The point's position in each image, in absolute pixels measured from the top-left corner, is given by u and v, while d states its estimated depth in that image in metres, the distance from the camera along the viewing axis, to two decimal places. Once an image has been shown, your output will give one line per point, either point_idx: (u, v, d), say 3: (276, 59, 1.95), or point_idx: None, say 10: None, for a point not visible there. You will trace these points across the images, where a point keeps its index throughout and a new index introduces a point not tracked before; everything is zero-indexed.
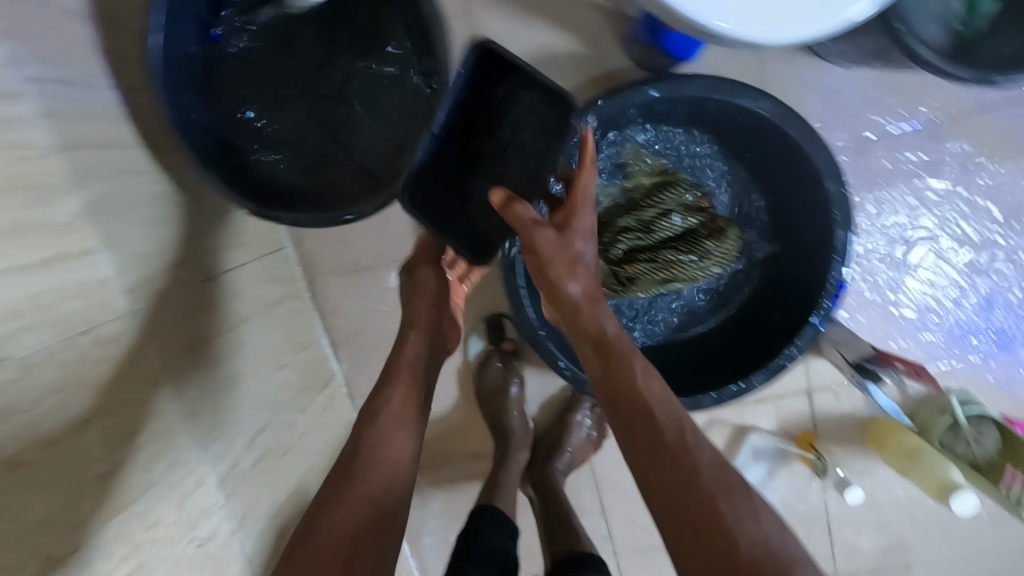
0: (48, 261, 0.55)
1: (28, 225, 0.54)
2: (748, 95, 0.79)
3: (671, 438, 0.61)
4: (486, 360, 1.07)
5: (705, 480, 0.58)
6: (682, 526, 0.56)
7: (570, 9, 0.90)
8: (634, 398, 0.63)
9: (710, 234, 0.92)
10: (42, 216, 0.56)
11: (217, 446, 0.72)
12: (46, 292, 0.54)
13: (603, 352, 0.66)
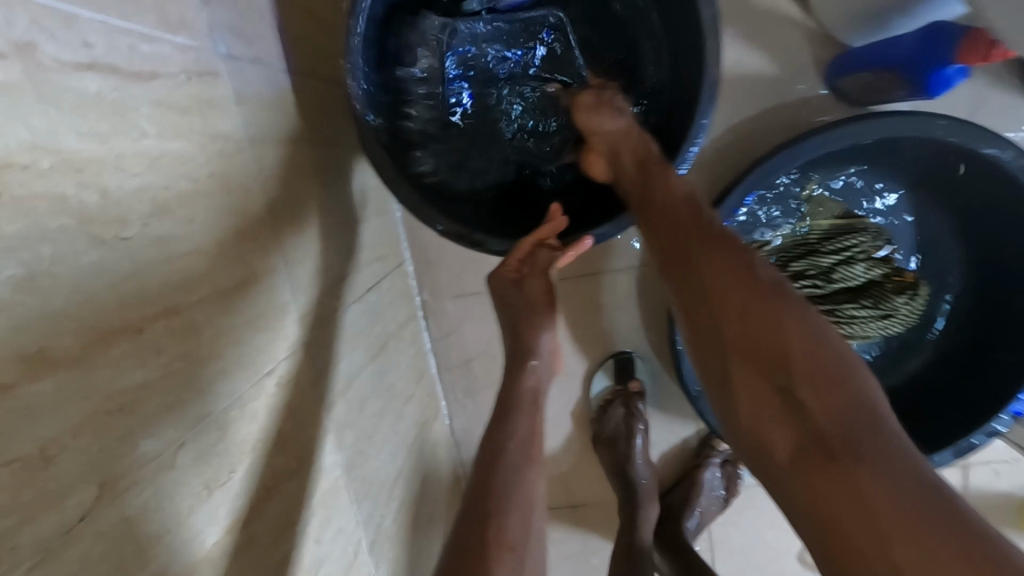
0: (240, 285, 0.45)
1: (224, 238, 0.44)
2: (992, 142, 0.69)
3: (837, 408, 0.41)
4: (609, 403, 0.95)
5: (895, 474, 0.38)
6: (827, 532, 0.38)
7: (771, 31, 0.81)
8: (798, 386, 0.43)
9: (896, 289, 0.82)
10: (234, 225, 0.45)
11: (366, 501, 0.61)
12: (237, 324, 0.44)
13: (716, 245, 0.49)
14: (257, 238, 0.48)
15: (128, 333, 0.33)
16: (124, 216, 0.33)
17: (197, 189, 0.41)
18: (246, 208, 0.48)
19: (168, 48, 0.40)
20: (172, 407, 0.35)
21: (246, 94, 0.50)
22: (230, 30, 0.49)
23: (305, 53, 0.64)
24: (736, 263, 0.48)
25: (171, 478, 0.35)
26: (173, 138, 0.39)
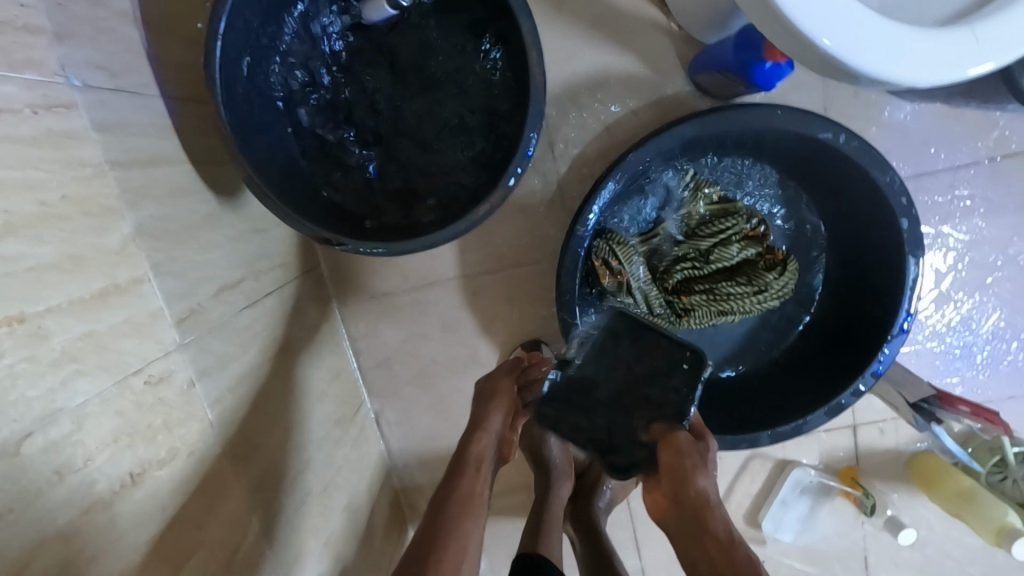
0: (103, 294, 0.50)
1: (83, 253, 0.48)
2: (826, 128, 0.76)
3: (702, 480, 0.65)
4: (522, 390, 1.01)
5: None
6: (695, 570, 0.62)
7: (638, 35, 0.87)
8: (724, 554, 0.60)
9: (768, 266, 0.90)
10: (95, 241, 0.50)
11: (262, 491, 0.66)
12: (98, 332, 0.48)
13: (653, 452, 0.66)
14: (124, 252, 0.53)
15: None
16: None
17: (51, 211, 0.46)
18: (111, 226, 0.52)
19: (15, 86, 0.44)
20: (19, 402, 0.40)
21: (108, 122, 0.54)
22: (88, 65, 0.53)
23: (181, 79, 0.68)
24: (713, 523, 0.63)
25: (15, 468, 0.39)
26: (20, 165, 0.44)
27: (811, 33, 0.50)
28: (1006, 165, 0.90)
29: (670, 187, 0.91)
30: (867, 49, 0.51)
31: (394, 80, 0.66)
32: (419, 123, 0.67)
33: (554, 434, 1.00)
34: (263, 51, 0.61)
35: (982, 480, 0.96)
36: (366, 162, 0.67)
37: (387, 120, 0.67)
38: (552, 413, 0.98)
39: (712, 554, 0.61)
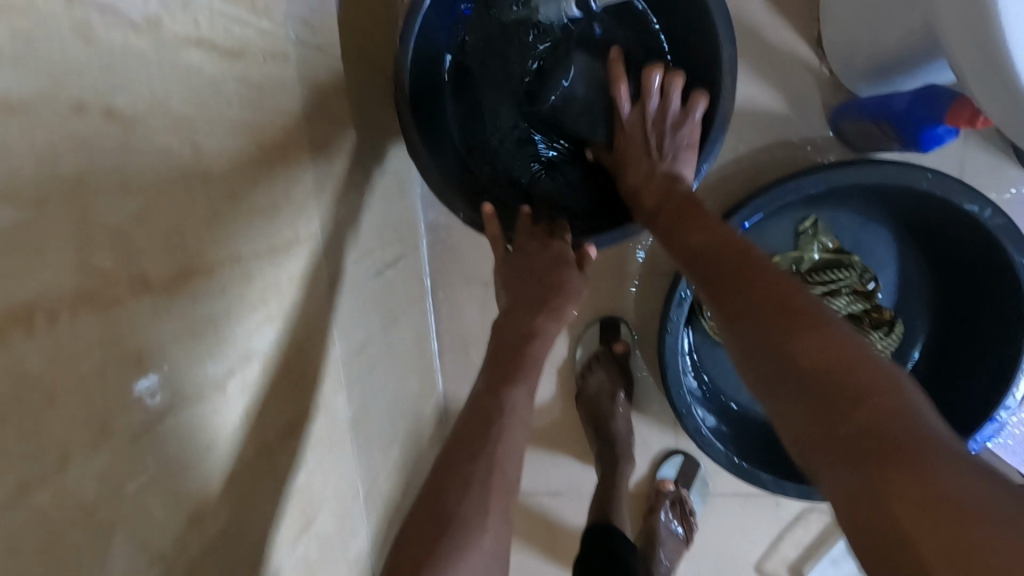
0: (286, 232, 0.51)
1: (276, 188, 0.49)
2: (974, 200, 0.76)
3: (768, 293, 0.46)
4: (589, 365, 0.99)
5: (954, 466, 0.33)
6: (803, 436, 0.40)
7: (784, 71, 0.87)
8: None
9: (874, 325, 0.89)
10: (284, 178, 0.51)
11: (366, 453, 0.67)
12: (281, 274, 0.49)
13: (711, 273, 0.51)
14: (300, 193, 0.54)
15: (196, 276, 0.38)
16: (206, 160, 0.40)
17: (255, 144, 0.46)
18: (293, 163, 0.53)
19: (253, 31, 0.46)
20: (223, 343, 0.41)
21: (308, 72, 0.56)
22: (303, 12, 0.55)
23: (354, 37, 0.70)
24: (873, 391, 0.37)
25: (222, 408, 0.41)
26: (241, 101, 0.44)
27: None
28: None
29: (786, 228, 0.91)
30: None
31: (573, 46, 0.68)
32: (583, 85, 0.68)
33: (621, 410, 0.98)
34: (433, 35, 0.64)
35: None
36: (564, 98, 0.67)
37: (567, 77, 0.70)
38: (619, 393, 0.97)
39: (800, 379, 0.40)
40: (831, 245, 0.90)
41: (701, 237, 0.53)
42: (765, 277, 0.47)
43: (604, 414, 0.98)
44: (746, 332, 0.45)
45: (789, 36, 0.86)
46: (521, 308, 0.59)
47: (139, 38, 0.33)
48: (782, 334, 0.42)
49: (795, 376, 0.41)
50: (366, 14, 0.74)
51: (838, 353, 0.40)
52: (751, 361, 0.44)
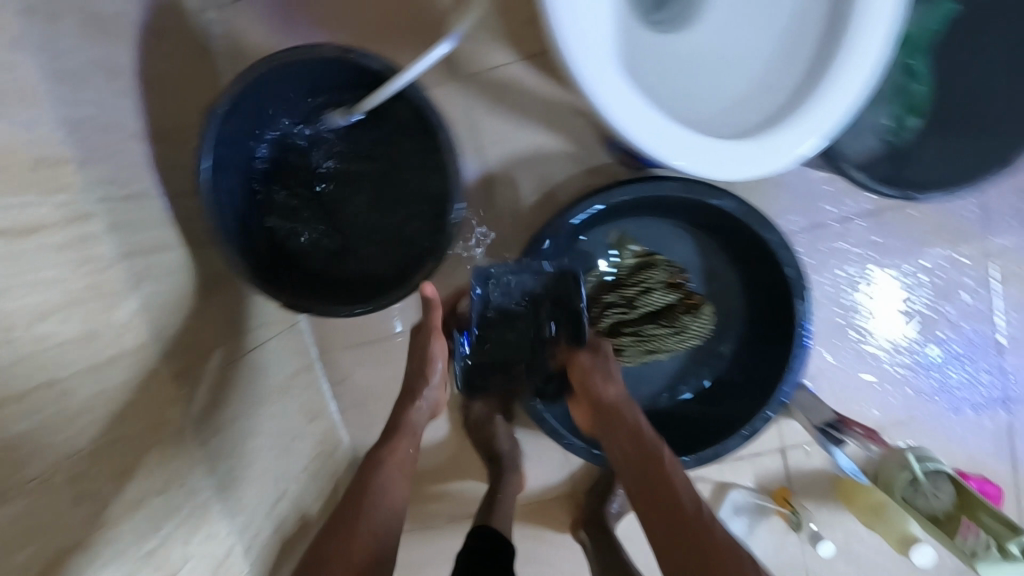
0: (107, 347, 0.64)
1: (89, 315, 0.62)
2: (718, 196, 0.93)
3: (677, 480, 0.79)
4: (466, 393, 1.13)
5: None
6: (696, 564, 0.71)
7: (561, 118, 1.03)
8: None
9: (686, 310, 1.03)
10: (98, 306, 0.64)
11: (240, 515, 0.79)
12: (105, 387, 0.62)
13: (643, 458, 0.81)
14: (122, 314, 0.67)
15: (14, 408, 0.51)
16: (7, 311, 0.53)
17: (58, 289, 0.59)
18: (108, 292, 0.66)
19: (49, 207, 0.60)
20: (34, 448, 0.53)
21: (119, 216, 0.70)
22: (104, 172, 0.70)
23: (173, 171, 0.85)
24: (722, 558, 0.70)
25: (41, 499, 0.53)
26: (40, 260, 0.58)
27: (618, 126, 0.60)
28: (888, 215, 1.05)
29: (599, 244, 1.07)
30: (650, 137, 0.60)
31: (353, 155, 0.80)
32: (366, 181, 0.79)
33: (501, 427, 1.12)
34: (229, 166, 0.73)
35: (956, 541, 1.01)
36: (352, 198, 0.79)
37: (349, 181, 0.80)
38: (496, 411, 1.11)
39: (690, 533, 0.73)
40: (638, 250, 1.06)
41: (637, 441, 0.83)
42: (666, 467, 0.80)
43: (486, 432, 1.11)
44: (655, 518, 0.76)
45: (558, 88, 1.02)
46: (404, 430, 0.84)
47: None
48: (683, 539, 0.73)
49: (677, 514, 0.75)
50: (188, 149, 0.90)
51: (671, 466, 0.80)
52: (643, 497, 0.79)
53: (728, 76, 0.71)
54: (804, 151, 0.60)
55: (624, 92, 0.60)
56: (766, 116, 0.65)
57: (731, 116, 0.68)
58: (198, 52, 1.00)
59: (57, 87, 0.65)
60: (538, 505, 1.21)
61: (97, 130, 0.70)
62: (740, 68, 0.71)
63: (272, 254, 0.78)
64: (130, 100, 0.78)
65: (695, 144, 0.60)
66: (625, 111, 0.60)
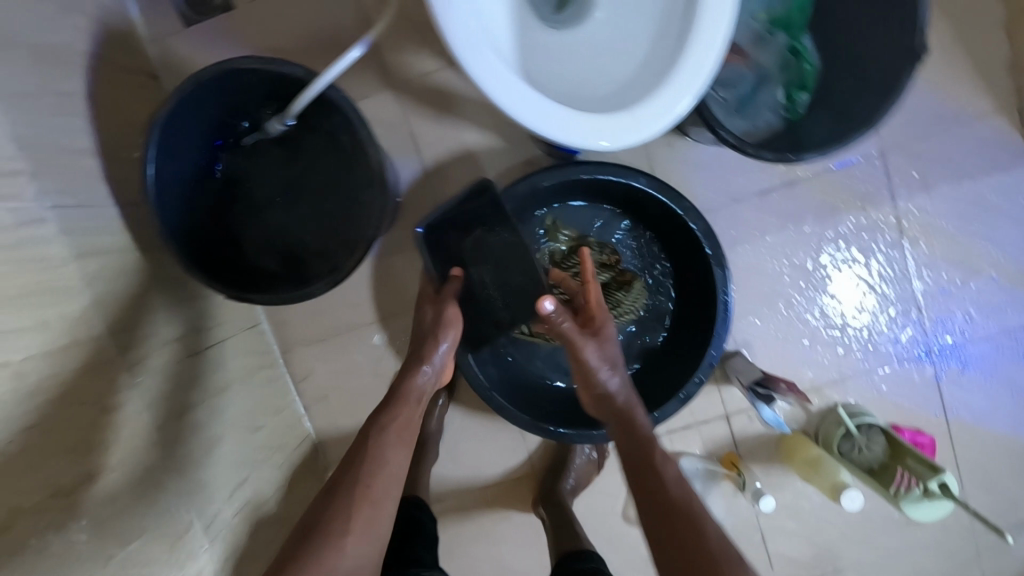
0: (65, 339, 0.71)
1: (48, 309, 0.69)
2: (629, 177, 1.01)
3: None
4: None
5: None
6: None
7: (489, 116, 1.11)
8: None
9: (618, 287, 1.10)
10: (57, 301, 0.71)
11: (197, 497, 0.85)
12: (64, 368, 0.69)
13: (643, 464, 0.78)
14: (79, 310, 0.74)
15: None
16: None
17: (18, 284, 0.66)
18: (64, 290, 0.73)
19: (4, 209, 0.67)
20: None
21: (71, 223, 0.77)
22: (58, 184, 0.77)
23: (126, 184, 0.92)
24: None
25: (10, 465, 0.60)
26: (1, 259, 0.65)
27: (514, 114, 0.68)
28: (803, 186, 1.13)
29: (533, 232, 1.14)
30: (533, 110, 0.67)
31: (294, 156, 0.92)
32: (305, 182, 0.93)
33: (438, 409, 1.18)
34: (182, 159, 0.85)
35: (888, 489, 1.06)
36: (291, 196, 0.93)
37: (286, 181, 0.93)
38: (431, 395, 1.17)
39: None
40: (571, 235, 1.13)
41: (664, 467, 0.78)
42: (653, 478, 0.76)
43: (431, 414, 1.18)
44: (652, 523, 0.73)
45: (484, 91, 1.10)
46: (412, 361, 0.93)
47: None
48: None
49: None
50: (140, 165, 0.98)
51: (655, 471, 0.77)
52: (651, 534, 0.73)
53: (614, 60, 0.80)
54: (686, 103, 0.68)
55: (511, 82, 0.68)
56: (647, 86, 0.73)
57: (618, 93, 0.76)
58: (146, 79, 1.08)
59: (11, 109, 0.73)
60: (501, 488, 1.26)
61: (50, 147, 0.78)
62: (624, 52, 0.80)
63: (210, 244, 0.88)
64: (84, 120, 0.86)
65: (576, 120, 0.68)
66: (512, 97, 0.68)
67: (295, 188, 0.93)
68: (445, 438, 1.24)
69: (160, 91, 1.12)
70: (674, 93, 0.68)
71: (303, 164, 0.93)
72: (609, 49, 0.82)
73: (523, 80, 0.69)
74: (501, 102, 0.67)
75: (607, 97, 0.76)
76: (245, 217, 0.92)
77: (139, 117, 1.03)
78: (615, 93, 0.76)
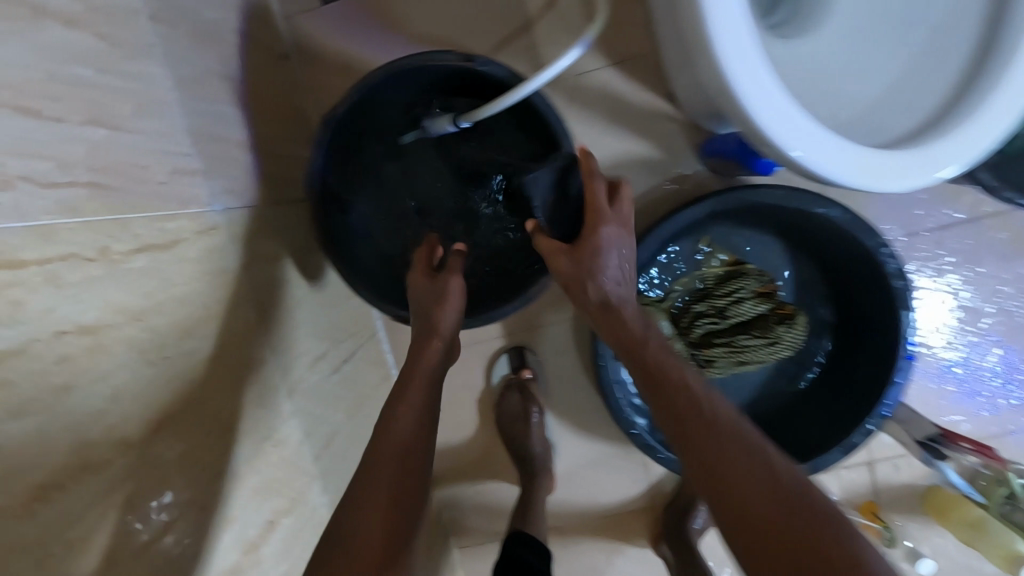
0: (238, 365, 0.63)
1: (225, 333, 0.61)
2: (823, 204, 0.89)
3: (792, 523, 0.54)
4: (505, 389, 1.10)
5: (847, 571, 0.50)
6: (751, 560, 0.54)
7: (650, 123, 1.01)
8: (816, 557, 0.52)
9: (778, 321, 1.01)
10: (231, 322, 0.63)
11: None
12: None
13: (687, 426, 0.62)
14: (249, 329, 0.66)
15: (164, 427, 0.51)
16: (163, 329, 0.53)
17: (199, 304, 0.58)
18: (235, 308, 0.64)
19: (184, 219, 0.59)
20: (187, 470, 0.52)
21: (238, 228, 0.69)
22: (226, 184, 0.69)
23: (274, 180, 0.84)
24: (809, 542, 0.53)
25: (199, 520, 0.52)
26: (184, 276, 0.57)
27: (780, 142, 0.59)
28: (988, 223, 1.02)
29: (686, 252, 1.04)
30: (808, 146, 0.59)
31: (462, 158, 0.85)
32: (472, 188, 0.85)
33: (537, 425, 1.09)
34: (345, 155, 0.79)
35: None
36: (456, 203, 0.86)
37: (452, 185, 0.85)
38: (533, 411, 1.08)
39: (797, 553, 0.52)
40: (727, 258, 1.03)
41: (694, 406, 0.63)
42: (701, 425, 0.62)
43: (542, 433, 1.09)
44: (738, 514, 0.56)
45: (647, 95, 1.00)
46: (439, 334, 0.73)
47: (95, 266, 0.46)
48: (808, 544, 0.52)
49: (799, 543, 0.53)
50: (283, 157, 0.89)
51: (712, 418, 0.62)
52: (728, 517, 0.56)
53: (854, 79, 0.70)
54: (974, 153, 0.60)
55: (780, 103, 0.59)
56: (910, 121, 0.64)
57: (866, 122, 0.67)
58: (281, 59, 0.99)
59: (184, 98, 0.64)
60: (615, 518, 1.18)
61: (216, 141, 0.69)
62: (867, 71, 0.70)
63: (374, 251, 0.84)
64: (240, 108, 0.78)
65: (849, 160, 0.59)
66: (779, 123, 0.58)
67: (461, 194, 0.85)
68: (563, 463, 1.17)
69: (291, 72, 1.02)
70: (961, 143, 0.60)
71: (471, 168, 0.85)
72: (846, 65, 0.72)
73: (791, 100, 0.59)
74: (771, 133, 0.59)
75: (851, 127, 0.68)
76: (410, 222, 0.86)
77: (277, 101, 0.94)
78: (860, 122, 0.68)
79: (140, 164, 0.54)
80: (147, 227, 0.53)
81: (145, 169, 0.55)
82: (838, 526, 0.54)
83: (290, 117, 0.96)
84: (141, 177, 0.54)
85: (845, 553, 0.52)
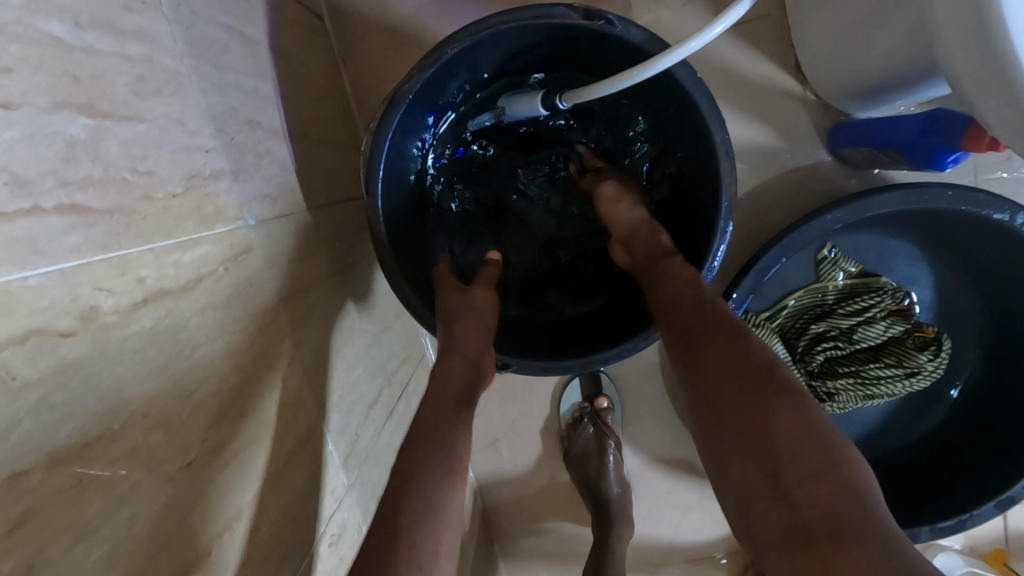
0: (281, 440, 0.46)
1: (264, 399, 0.44)
2: (1002, 208, 0.72)
3: (816, 471, 0.42)
4: (577, 420, 0.94)
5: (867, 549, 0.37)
6: (741, 502, 0.45)
7: (770, 104, 0.82)
8: (808, 493, 0.41)
9: (917, 346, 0.83)
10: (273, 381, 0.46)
11: None
12: (275, 493, 0.45)
13: (694, 341, 0.51)
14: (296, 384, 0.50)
15: (174, 570, 0.35)
16: (180, 417, 0.36)
17: (231, 366, 0.41)
18: (278, 360, 0.48)
19: (209, 244, 0.41)
20: None
21: (277, 246, 0.52)
22: (260, 187, 0.51)
23: (315, 175, 0.66)
24: (805, 455, 0.42)
25: None
26: (210, 330, 0.40)
27: None
28: None
29: (803, 261, 0.85)
30: None
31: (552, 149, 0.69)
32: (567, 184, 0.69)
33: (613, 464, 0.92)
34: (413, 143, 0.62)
35: None
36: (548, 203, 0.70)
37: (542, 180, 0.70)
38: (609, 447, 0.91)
39: (788, 495, 0.42)
40: (855, 269, 0.84)
41: (710, 316, 0.52)
42: (711, 324, 0.51)
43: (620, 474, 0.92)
44: (726, 424, 0.46)
45: (767, 69, 0.81)
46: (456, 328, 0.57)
47: (77, 343, 0.30)
48: (822, 482, 0.41)
49: (794, 473, 0.42)
50: (324, 145, 0.71)
51: (717, 321, 0.51)
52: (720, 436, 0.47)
53: None
54: None
55: None
56: None
57: None
58: (318, 20, 0.80)
59: (205, 70, 0.46)
60: (697, 561, 1.03)
61: (246, 128, 0.52)
62: None
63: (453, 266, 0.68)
64: (275, 84, 0.60)
65: None
66: None
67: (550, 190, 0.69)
68: (641, 501, 1.01)
69: (330, 37, 0.83)
70: None
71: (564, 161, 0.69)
72: None
73: None
74: None
75: None
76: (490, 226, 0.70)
77: (315, 73, 0.76)
78: None
79: (147, 171, 0.37)
80: (156, 267, 0.36)
81: (152, 178, 0.38)
82: (875, 513, 0.40)
83: (330, 94, 0.78)
84: (146, 192, 0.37)
85: (852, 501, 0.40)
